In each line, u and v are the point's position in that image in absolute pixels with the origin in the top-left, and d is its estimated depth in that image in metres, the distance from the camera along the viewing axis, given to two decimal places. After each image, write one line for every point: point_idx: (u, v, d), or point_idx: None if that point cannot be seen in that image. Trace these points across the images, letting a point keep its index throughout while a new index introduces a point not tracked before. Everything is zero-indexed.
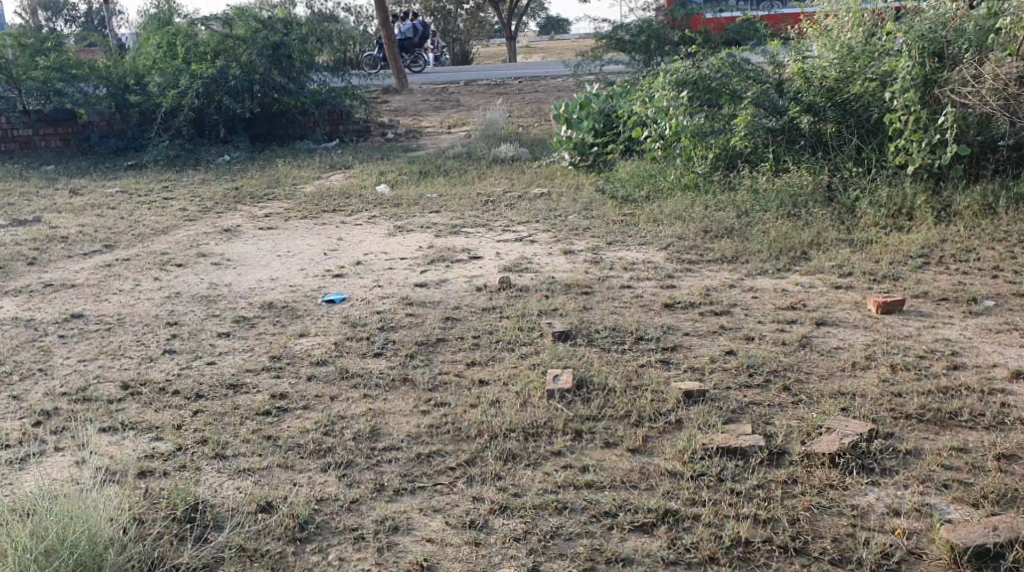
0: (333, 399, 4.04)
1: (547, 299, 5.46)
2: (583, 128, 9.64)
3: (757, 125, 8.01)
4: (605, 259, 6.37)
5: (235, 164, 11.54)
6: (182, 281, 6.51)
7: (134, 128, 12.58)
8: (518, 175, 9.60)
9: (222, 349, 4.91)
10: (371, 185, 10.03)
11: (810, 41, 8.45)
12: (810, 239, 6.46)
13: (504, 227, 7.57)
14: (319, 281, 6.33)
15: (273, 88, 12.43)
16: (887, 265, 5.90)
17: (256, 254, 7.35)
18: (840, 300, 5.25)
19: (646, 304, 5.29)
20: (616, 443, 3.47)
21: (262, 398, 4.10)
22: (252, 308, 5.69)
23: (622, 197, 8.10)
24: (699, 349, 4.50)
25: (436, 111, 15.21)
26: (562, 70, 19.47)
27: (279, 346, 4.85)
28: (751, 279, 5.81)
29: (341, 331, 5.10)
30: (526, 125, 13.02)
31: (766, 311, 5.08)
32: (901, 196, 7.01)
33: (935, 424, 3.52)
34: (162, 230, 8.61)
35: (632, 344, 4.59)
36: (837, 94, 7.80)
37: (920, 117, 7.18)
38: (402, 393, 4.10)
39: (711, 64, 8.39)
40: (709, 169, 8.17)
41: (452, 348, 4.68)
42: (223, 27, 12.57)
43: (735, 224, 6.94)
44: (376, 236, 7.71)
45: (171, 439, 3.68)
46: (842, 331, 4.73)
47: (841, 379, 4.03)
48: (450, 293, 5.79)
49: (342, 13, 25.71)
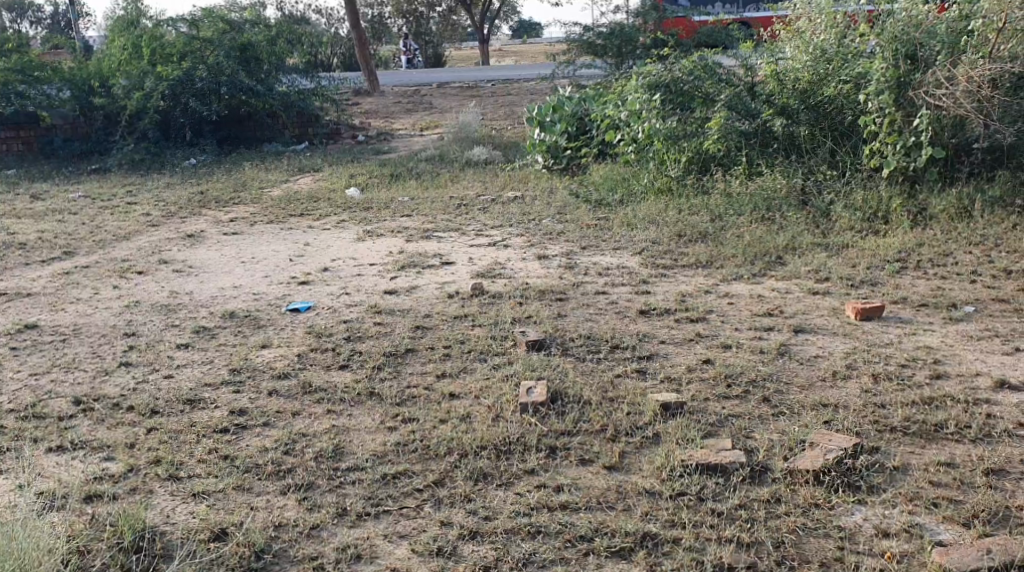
0: (295, 415, 3.91)
1: (521, 306, 5.31)
2: (556, 131, 9.51)
3: (730, 128, 7.92)
4: (579, 264, 6.23)
5: (201, 168, 11.31)
6: (143, 289, 6.32)
7: (98, 131, 12.32)
8: (491, 179, 9.45)
9: (181, 361, 4.73)
10: (341, 188, 9.85)
11: (783, 44, 8.35)
12: (785, 244, 6.36)
13: (476, 231, 7.41)
14: (285, 288, 6.15)
15: (240, 89, 12.23)
16: (865, 269, 5.80)
17: (219, 261, 7.16)
18: (818, 306, 5.13)
19: (621, 311, 5.15)
20: (591, 460, 3.32)
21: (221, 415, 3.94)
22: (213, 318, 5.51)
23: (595, 201, 7.97)
24: (676, 357, 4.37)
25: (408, 113, 15.03)
26: (535, 73, 19.37)
27: (240, 358, 4.68)
28: (727, 284, 5.68)
29: (306, 341, 4.93)
30: (499, 128, 12.87)
31: (744, 318, 4.96)
32: (877, 199, 6.93)
33: (920, 437, 3.40)
34: (125, 236, 8.40)
35: (607, 353, 4.45)
36: (811, 96, 7.70)
37: (895, 120, 7.14)
38: (368, 408, 3.94)
39: (683, 67, 8.27)
40: (682, 172, 8.05)
41: (421, 359, 4.53)
42: (190, 28, 12.35)
43: (710, 228, 6.83)
44: (345, 241, 7.54)
45: (123, 460, 3.50)
46: (821, 338, 4.60)
47: (822, 390, 3.91)
48: (421, 300, 5.63)
49: (313, 15, 25.50)
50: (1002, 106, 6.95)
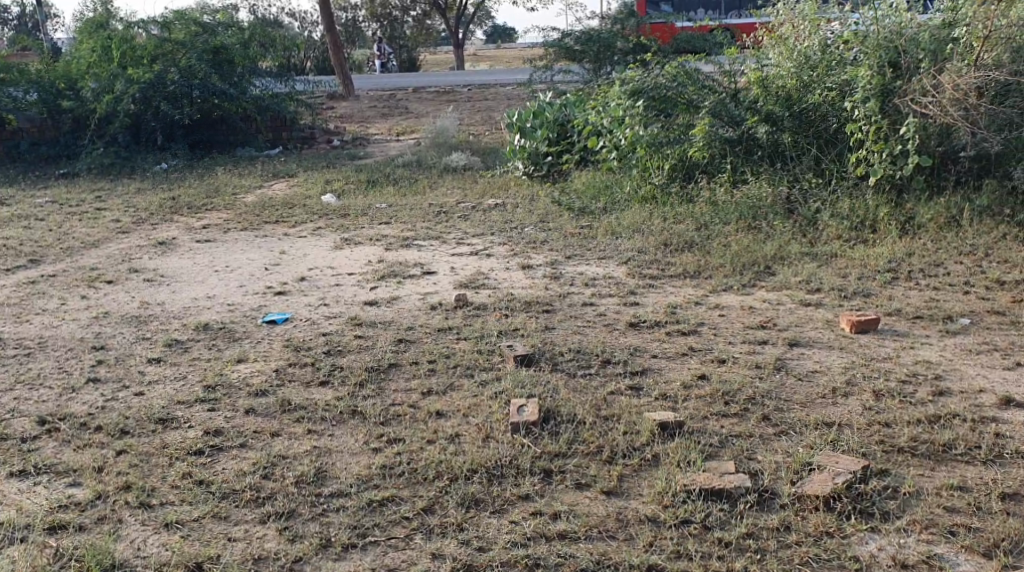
0: (274, 435, 3.74)
1: (506, 319, 5.15)
2: (536, 137, 9.35)
3: (714, 135, 7.81)
4: (565, 274, 6.08)
5: (172, 173, 11.07)
6: (112, 300, 6.12)
7: (66, 135, 12.05)
8: (470, 185, 9.28)
9: (152, 377, 4.54)
10: (316, 194, 9.64)
11: (766, 50, 8.21)
12: (773, 253, 6.24)
13: (457, 239, 7.24)
14: (260, 299, 5.96)
15: (213, 93, 12.01)
16: (856, 280, 5.68)
17: (192, 269, 6.95)
18: (811, 318, 5.00)
19: (610, 323, 5.00)
20: (588, 484, 3.17)
21: (195, 436, 3.77)
22: (186, 331, 5.32)
23: (578, 209, 7.83)
24: (669, 372, 4.22)
25: (384, 118, 14.82)
26: (513, 78, 19.24)
27: (214, 374, 4.50)
28: (717, 295, 5.55)
29: (284, 356, 4.75)
30: (476, 133, 12.71)
31: (736, 331, 4.82)
32: (865, 208, 6.82)
33: (929, 459, 3.27)
34: (93, 243, 8.16)
35: (599, 368, 4.29)
36: (795, 103, 7.59)
37: (881, 127, 7.01)
38: (350, 428, 3.77)
39: (666, 73, 8.11)
40: (666, 179, 7.94)
41: (404, 374, 4.35)
42: (162, 30, 12.13)
43: (696, 237, 6.71)
44: (322, 249, 7.34)
45: (90, 486, 3.32)
46: (817, 351, 4.47)
47: (823, 408, 3.77)
48: (402, 311, 5.45)
49: (287, 18, 25.23)
50: (989, 114, 6.85)
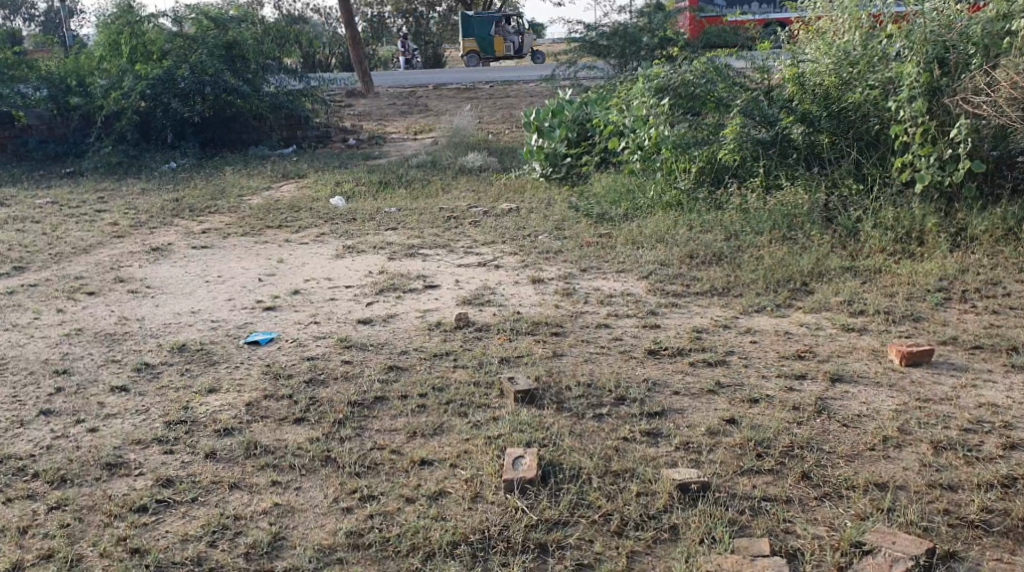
0: (233, 487, 3.24)
1: (510, 343, 4.61)
2: (556, 137, 8.82)
3: (745, 136, 7.21)
4: (579, 290, 5.54)
5: (179, 173, 10.63)
6: (90, 314, 5.68)
7: (74, 132, 11.67)
8: (485, 188, 8.76)
9: (111, 410, 4.05)
10: (324, 197, 9.14)
11: (803, 45, 7.64)
12: (810, 268, 5.66)
13: (466, 248, 6.73)
14: (247, 316, 5.46)
15: (225, 89, 11.51)
16: (904, 300, 5.10)
17: (181, 280, 6.48)
18: (853, 347, 4.43)
19: (626, 351, 4.45)
20: (591, 565, 2.72)
21: (142, 487, 3.28)
22: (161, 353, 4.83)
23: (597, 215, 7.27)
24: (693, 415, 3.68)
25: (402, 116, 14.33)
26: (536, 75, 18.70)
27: (179, 408, 4.01)
28: (747, 317, 4.98)
29: (259, 386, 4.24)
30: (496, 132, 12.22)
31: (769, 362, 4.26)
32: (911, 216, 6.23)
33: (1007, 538, 2.76)
34: (84, 249, 7.71)
35: (611, 408, 3.76)
36: (834, 102, 7.00)
37: (928, 129, 6.41)
38: (320, 479, 3.26)
39: (694, 69, 7.55)
40: (693, 184, 7.35)
41: (390, 412, 3.83)
42: (173, 25, 11.79)
43: (724, 248, 6.12)
44: (322, 257, 6.85)
45: (8, 554, 2.91)
46: (863, 390, 3.89)
47: (874, 463, 3.22)
48: (397, 332, 4.93)
49: (310, 13, 24.81)
50: None
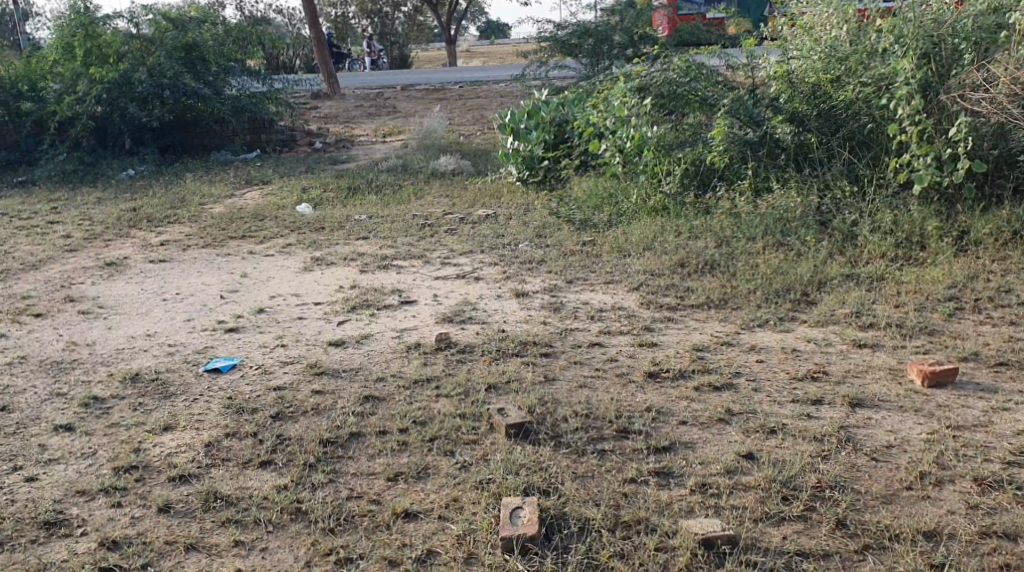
0: (189, 550, 2.90)
1: (496, 367, 4.23)
2: (532, 139, 8.43)
3: (733, 137, 6.79)
4: (567, 304, 5.17)
5: (138, 180, 10.16)
6: (35, 339, 5.23)
7: (26, 139, 11.15)
8: (459, 193, 8.37)
9: (53, 454, 3.63)
10: (291, 204, 8.72)
11: (789, 42, 7.30)
12: (809, 276, 5.31)
13: (442, 258, 6.34)
14: (207, 339, 5.04)
15: (185, 94, 11.07)
16: (914, 311, 4.78)
17: (137, 298, 6.04)
18: (869, 366, 4.08)
19: (624, 373, 4.08)
20: None
21: (85, 551, 2.92)
22: (111, 385, 4.39)
23: (579, 221, 6.90)
24: (705, 449, 3.32)
25: (370, 118, 13.88)
26: (504, 75, 18.27)
27: (130, 450, 3.60)
28: (749, 333, 4.63)
29: (220, 423, 3.83)
30: (467, 134, 11.84)
31: (780, 385, 3.90)
32: (911, 219, 5.89)
33: None
34: (34, 264, 7.24)
35: (614, 442, 3.38)
36: (824, 101, 6.65)
37: (925, 128, 6.02)
38: (289, 539, 2.92)
39: (676, 67, 7.21)
40: (678, 188, 6.97)
41: (367, 451, 3.45)
42: (130, 26, 11.25)
43: (716, 256, 5.77)
44: (289, 270, 6.43)
45: None
46: (887, 417, 3.54)
47: (915, 506, 2.91)
48: (372, 355, 4.53)
49: (273, 15, 24.24)
50: None
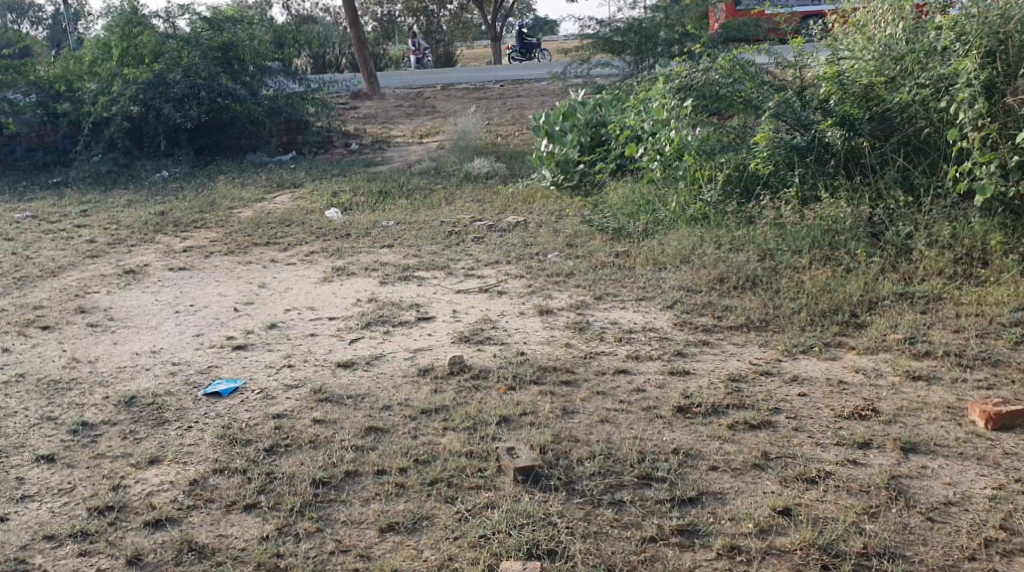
0: None
1: (512, 396, 3.89)
2: (567, 142, 8.08)
3: (779, 142, 6.35)
4: (594, 323, 4.81)
5: (171, 182, 9.98)
6: (39, 355, 5.00)
7: (63, 140, 11.00)
8: (491, 198, 8.04)
9: (28, 490, 3.37)
10: (320, 209, 8.45)
11: (840, 40, 6.85)
12: (860, 295, 4.89)
13: (467, 269, 6.01)
14: (213, 357, 4.76)
15: (220, 95, 10.82)
16: (976, 338, 4.36)
17: (149, 309, 5.79)
18: (925, 402, 3.67)
19: (650, 407, 3.71)
20: None
21: None
22: (105, 410, 4.12)
23: (613, 231, 6.53)
24: (736, 501, 2.98)
25: (408, 119, 13.59)
26: (547, 73, 17.84)
27: (110, 486, 3.34)
28: (791, 360, 4.24)
29: (210, 456, 3.54)
30: (506, 135, 11.52)
31: (824, 425, 3.51)
32: (972, 232, 5.44)
33: None
34: (54, 271, 7.03)
35: (635, 491, 3.05)
36: (878, 103, 6.19)
37: (990, 133, 5.54)
38: None
39: (719, 67, 6.81)
40: (719, 195, 6.57)
41: (362, 495, 3.14)
42: (166, 26, 11.09)
43: (758, 270, 5.36)
44: (309, 281, 6.15)
45: None
46: (946, 467, 3.16)
47: None
48: (381, 380, 4.21)
49: (320, 13, 24.09)
50: None
